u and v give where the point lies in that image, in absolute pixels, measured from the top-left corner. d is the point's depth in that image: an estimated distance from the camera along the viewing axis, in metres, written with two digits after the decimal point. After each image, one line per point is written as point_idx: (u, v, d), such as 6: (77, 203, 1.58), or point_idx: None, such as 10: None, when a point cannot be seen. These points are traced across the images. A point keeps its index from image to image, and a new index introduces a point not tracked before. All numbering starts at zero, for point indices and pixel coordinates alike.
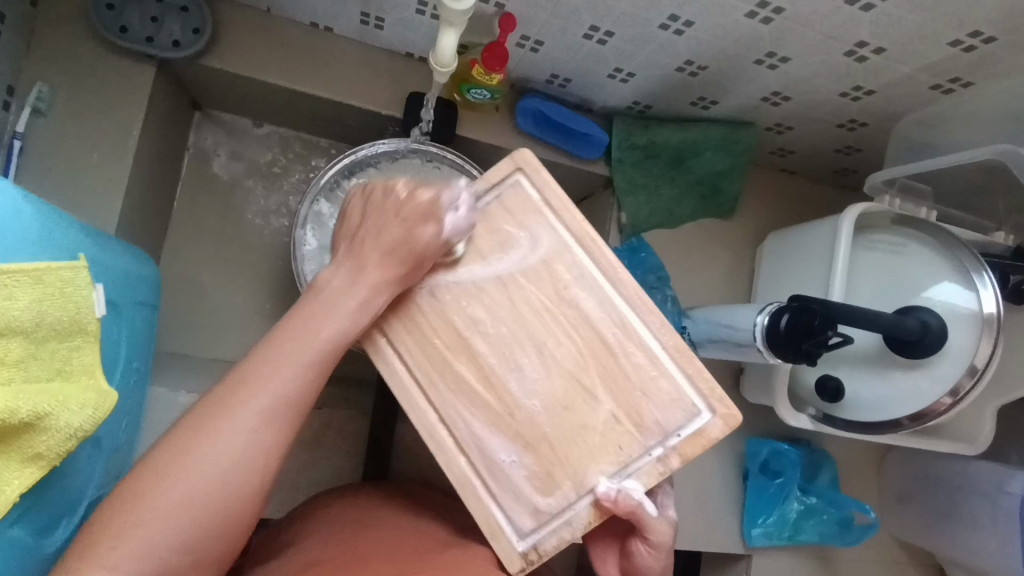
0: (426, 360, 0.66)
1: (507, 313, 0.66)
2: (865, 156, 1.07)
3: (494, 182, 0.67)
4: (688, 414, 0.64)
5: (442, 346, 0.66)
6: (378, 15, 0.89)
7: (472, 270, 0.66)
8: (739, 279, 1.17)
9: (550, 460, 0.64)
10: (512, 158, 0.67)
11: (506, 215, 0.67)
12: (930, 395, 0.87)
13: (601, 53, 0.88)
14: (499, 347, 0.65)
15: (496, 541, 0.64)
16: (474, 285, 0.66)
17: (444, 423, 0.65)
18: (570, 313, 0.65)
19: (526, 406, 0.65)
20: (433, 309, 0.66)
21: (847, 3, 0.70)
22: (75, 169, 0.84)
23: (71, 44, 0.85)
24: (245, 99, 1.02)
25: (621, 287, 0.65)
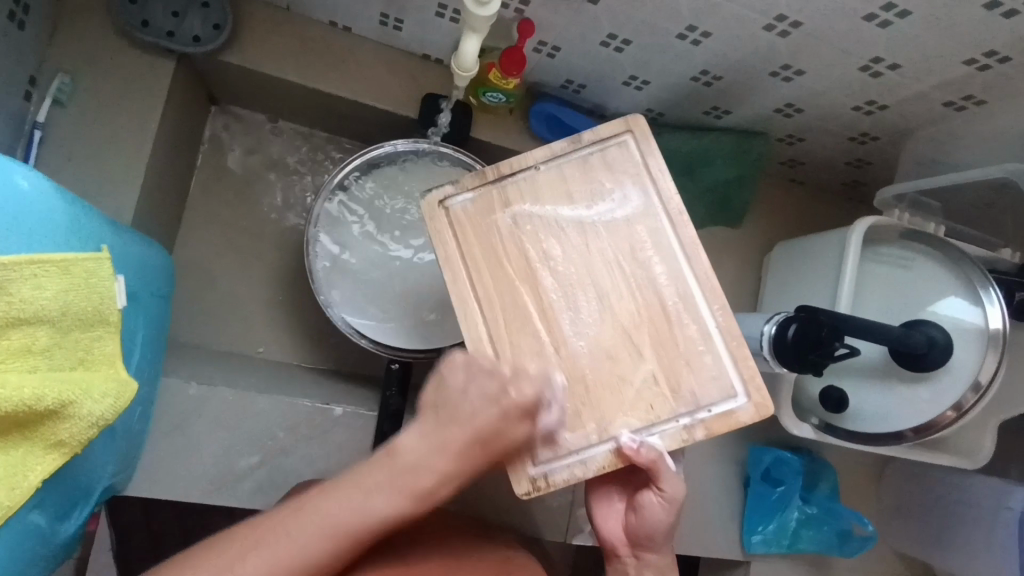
0: (485, 267, 0.65)
1: (573, 252, 0.65)
2: (874, 169, 1.08)
3: (602, 137, 0.67)
4: (723, 394, 0.62)
5: (505, 263, 0.65)
6: (397, 16, 0.90)
7: (547, 202, 0.66)
8: (745, 288, 1.18)
9: (580, 401, 0.62)
10: (626, 120, 0.67)
11: (605, 168, 0.67)
12: (940, 399, 0.88)
13: (617, 61, 0.89)
14: (559, 285, 0.64)
15: (509, 463, 0.62)
16: (545, 221, 0.66)
17: (494, 339, 0.64)
18: (638, 271, 0.65)
19: (575, 345, 0.63)
20: (507, 232, 0.66)
21: (864, 19, 0.70)
22: (94, 160, 0.84)
23: (93, 37, 0.86)
24: (262, 96, 1.03)
25: (694, 262, 0.64)
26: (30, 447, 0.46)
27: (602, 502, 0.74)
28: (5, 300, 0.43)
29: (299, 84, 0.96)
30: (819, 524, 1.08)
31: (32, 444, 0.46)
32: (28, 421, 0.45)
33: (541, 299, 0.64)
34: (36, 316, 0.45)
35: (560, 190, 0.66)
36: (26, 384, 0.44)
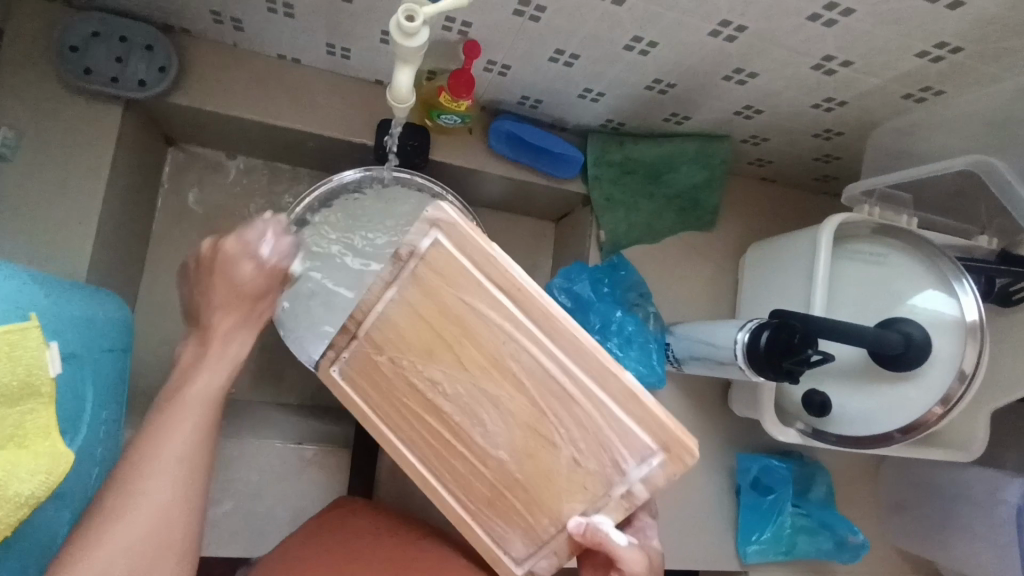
0: (389, 409, 0.70)
1: (455, 375, 0.65)
2: (844, 164, 1.06)
3: (413, 246, 0.64)
4: (642, 454, 0.61)
5: (404, 399, 0.68)
6: (344, 45, 0.89)
7: (415, 348, 0.66)
8: (724, 291, 1.16)
9: (524, 501, 0.65)
10: (424, 218, 0.62)
11: (438, 279, 0.64)
12: (917, 409, 0.86)
13: (569, 74, 0.87)
14: (458, 406, 0.66)
15: (496, 566, 0.69)
16: (422, 359, 0.66)
17: (425, 461, 0.70)
18: (509, 372, 0.63)
19: (493, 457, 0.65)
20: (393, 375, 0.68)
21: (809, 19, 0.68)
22: (44, 213, 0.83)
23: (32, 87, 0.84)
24: (216, 133, 1.01)
25: (559, 339, 0.60)
26: None
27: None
28: None
29: (251, 120, 0.95)
30: (815, 528, 1.06)
31: None
32: None
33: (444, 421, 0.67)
34: None
35: (415, 320, 0.66)
36: None
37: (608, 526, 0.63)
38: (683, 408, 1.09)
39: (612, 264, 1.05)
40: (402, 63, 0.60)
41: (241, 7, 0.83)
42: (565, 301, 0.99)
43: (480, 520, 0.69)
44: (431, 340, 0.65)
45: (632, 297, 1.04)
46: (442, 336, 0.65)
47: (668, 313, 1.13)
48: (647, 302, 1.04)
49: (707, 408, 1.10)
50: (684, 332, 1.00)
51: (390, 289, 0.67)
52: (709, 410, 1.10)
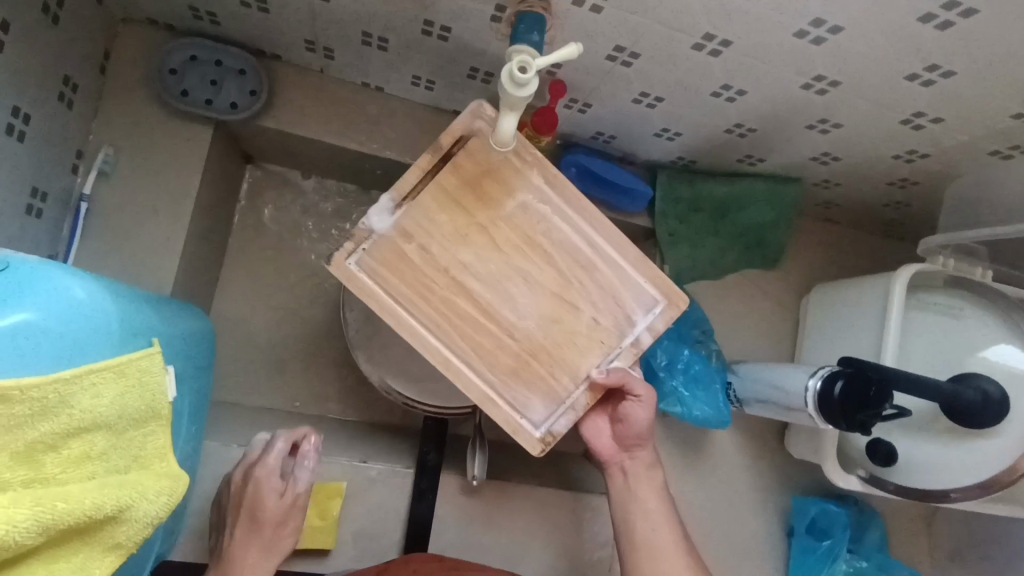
0: (414, 293, 0.67)
1: (488, 254, 0.68)
2: (914, 210, 1.05)
3: (456, 135, 0.66)
4: (650, 306, 0.71)
5: (432, 286, 0.67)
6: (429, 78, 0.91)
7: (448, 229, 0.68)
8: (783, 330, 1.15)
9: (549, 366, 0.70)
10: (472, 110, 0.66)
11: (476, 165, 0.67)
12: (985, 472, 0.85)
13: (649, 115, 0.88)
14: (488, 283, 0.68)
15: (518, 436, 0.70)
16: (456, 241, 0.68)
17: (448, 345, 0.68)
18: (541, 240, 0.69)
19: (522, 327, 0.69)
20: (423, 260, 0.67)
21: (906, 79, 0.69)
22: (137, 228, 0.87)
23: (133, 108, 0.88)
24: (296, 154, 1.04)
25: (584, 213, 0.69)
26: (86, 553, 0.46)
27: (591, 424, 0.81)
28: (69, 412, 0.44)
29: (332, 144, 0.97)
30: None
31: (89, 550, 0.46)
32: (87, 528, 0.45)
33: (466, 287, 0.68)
34: (95, 423, 0.46)
35: (449, 202, 0.67)
36: (87, 493, 0.45)
37: (625, 368, 0.71)
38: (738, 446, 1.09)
39: None
40: (507, 109, 0.61)
41: (336, 39, 0.85)
42: None
43: (501, 391, 0.69)
44: (466, 223, 0.68)
45: (695, 333, 1.04)
46: (477, 219, 0.68)
47: (727, 350, 1.13)
48: (709, 339, 1.05)
49: (762, 447, 1.10)
50: (749, 372, 1.00)
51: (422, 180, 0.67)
52: (764, 449, 1.10)
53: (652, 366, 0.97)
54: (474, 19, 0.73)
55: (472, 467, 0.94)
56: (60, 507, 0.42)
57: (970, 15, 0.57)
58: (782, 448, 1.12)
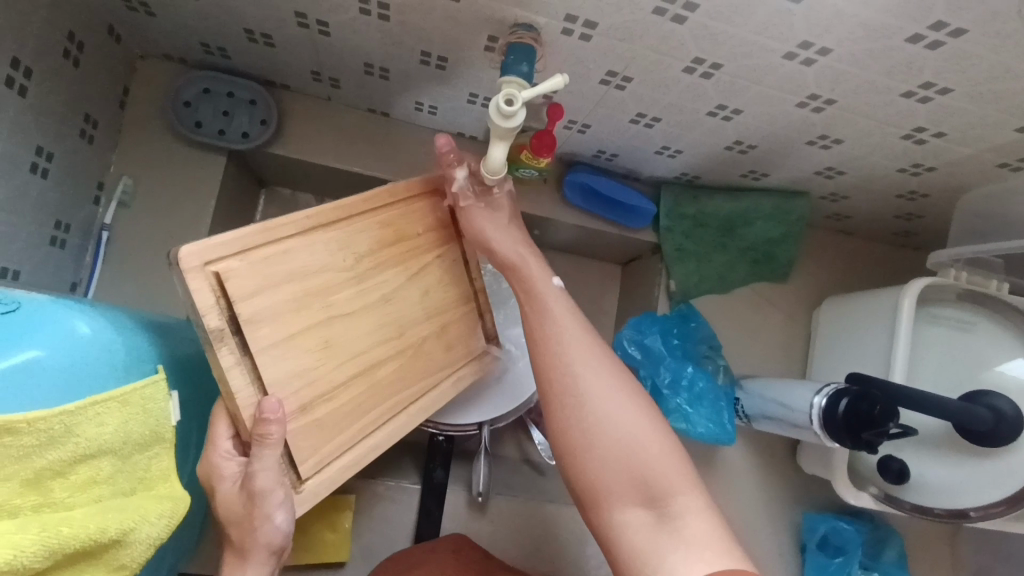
0: (355, 406, 0.66)
1: (359, 300, 0.66)
2: (927, 221, 1.03)
3: (217, 297, 0.55)
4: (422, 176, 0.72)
5: (343, 380, 0.65)
6: (431, 104, 0.93)
7: (307, 340, 0.61)
8: (794, 343, 1.14)
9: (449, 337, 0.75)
10: (191, 271, 0.53)
11: (284, 276, 0.59)
12: (996, 493, 0.82)
13: (648, 134, 0.89)
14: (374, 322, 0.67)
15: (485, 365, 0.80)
16: (350, 326, 0.65)
17: (401, 386, 0.71)
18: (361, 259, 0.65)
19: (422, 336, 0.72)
20: (330, 372, 0.63)
21: (902, 97, 0.68)
22: (154, 255, 0.91)
23: (152, 140, 0.93)
24: (306, 179, 1.07)
25: (294, 228, 0.60)
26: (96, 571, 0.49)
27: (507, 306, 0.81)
28: (75, 441, 0.47)
29: (339, 169, 1.00)
30: None
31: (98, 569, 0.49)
32: (93, 551, 0.48)
33: (366, 346, 0.66)
34: (99, 451, 0.49)
35: (288, 320, 0.60)
36: (90, 518, 0.47)
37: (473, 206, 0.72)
38: (748, 462, 1.07)
39: (682, 314, 1.06)
40: (495, 140, 0.63)
41: (339, 70, 0.88)
42: (634, 354, 1.01)
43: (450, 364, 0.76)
44: (313, 318, 0.62)
45: (702, 349, 1.05)
46: (318, 306, 0.62)
47: (736, 364, 1.12)
48: (716, 355, 1.05)
49: (775, 462, 1.08)
50: (758, 388, 0.98)
51: (239, 360, 0.57)
52: (777, 465, 1.09)
53: (656, 385, 0.99)
54: (468, 49, 0.75)
55: (478, 481, 0.95)
56: (64, 532, 0.45)
57: (959, 36, 0.57)
58: (795, 464, 1.10)
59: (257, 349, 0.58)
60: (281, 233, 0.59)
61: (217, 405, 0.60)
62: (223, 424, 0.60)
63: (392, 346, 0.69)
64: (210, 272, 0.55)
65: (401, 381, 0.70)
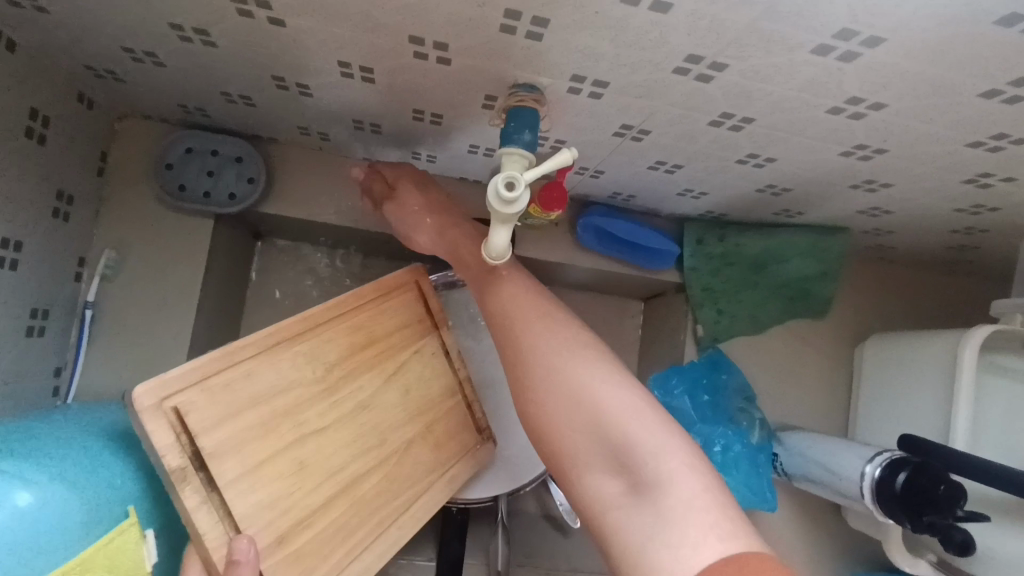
0: (342, 529, 0.66)
1: (331, 420, 0.66)
2: (984, 253, 0.93)
3: (173, 440, 0.55)
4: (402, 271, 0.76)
5: (314, 506, 0.64)
6: (429, 153, 0.85)
7: (279, 471, 0.61)
8: (835, 384, 1.05)
9: (436, 434, 0.75)
10: (145, 411, 0.54)
11: (246, 398, 0.60)
12: None
13: (670, 179, 0.80)
14: (356, 437, 0.67)
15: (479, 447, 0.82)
16: (332, 447, 0.65)
17: (390, 496, 0.70)
18: (332, 373, 0.66)
19: (401, 438, 0.71)
20: (314, 492, 0.64)
21: (969, 146, 0.58)
22: (143, 330, 0.85)
23: (135, 207, 0.87)
24: (303, 232, 1.01)
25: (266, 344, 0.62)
26: None
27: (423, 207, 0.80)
28: None
29: (335, 223, 0.93)
30: None
31: None
32: None
33: (343, 462, 0.66)
34: None
35: (258, 446, 0.60)
36: None
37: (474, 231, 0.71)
38: (789, 519, 0.99)
39: (712, 361, 0.98)
40: (497, 224, 0.55)
41: (328, 125, 0.80)
42: None
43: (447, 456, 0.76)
44: (283, 441, 0.62)
45: (736, 402, 0.97)
46: (285, 429, 0.62)
47: (772, 410, 1.04)
48: (751, 407, 0.96)
49: (818, 517, 1.00)
50: (800, 448, 0.90)
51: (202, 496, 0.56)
52: (821, 520, 1.00)
53: None
54: (466, 106, 0.67)
55: (496, 559, 0.89)
56: None
57: None
58: (839, 518, 1.01)
59: (222, 482, 0.57)
60: (245, 355, 0.60)
61: (191, 546, 0.60)
62: (196, 564, 0.59)
63: (372, 456, 0.68)
64: (167, 410, 0.55)
65: (386, 493, 0.70)
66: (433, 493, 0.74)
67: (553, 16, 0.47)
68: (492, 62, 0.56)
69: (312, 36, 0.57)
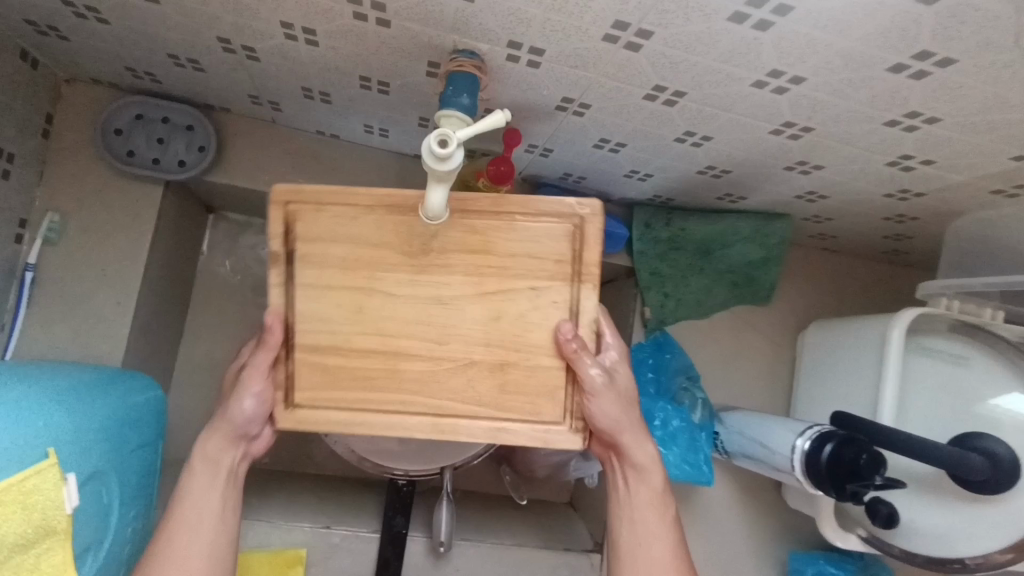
0: (352, 392, 0.63)
1: (410, 297, 0.61)
2: (917, 242, 0.97)
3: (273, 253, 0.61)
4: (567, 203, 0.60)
5: (342, 360, 0.62)
6: (381, 127, 0.86)
7: (332, 308, 0.61)
8: (778, 368, 1.08)
9: (524, 354, 0.62)
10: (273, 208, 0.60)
11: (371, 233, 0.60)
12: (985, 545, 0.75)
13: (615, 159, 0.82)
14: (420, 318, 0.62)
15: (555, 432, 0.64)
16: (394, 317, 0.61)
17: (433, 395, 0.63)
18: (500, 260, 0.61)
19: (467, 338, 0.62)
20: (342, 340, 0.62)
21: (886, 125, 0.61)
22: (85, 296, 0.84)
23: (80, 170, 0.86)
24: (256, 206, 1.01)
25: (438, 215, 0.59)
26: None
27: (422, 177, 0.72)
28: None
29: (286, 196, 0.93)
30: None
31: None
32: None
33: (398, 333, 0.62)
34: None
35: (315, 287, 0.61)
36: None
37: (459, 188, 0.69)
38: (730, 498, 1.02)
39: (657, 342, 1.01)
40: (431, 182, 0.56)
41: (279, 94, 0.81)
42: None
43: (514, 386, 0.63)
44: (348, 287, 0.61)
45: (679, 381, 0.99)
46: (355, 280, 0.61)
47: (717, 393, 1.06)
48: (694, 387, 0.99)
49: (758, 497, 1.03)
50: (738, 427, 0.93)
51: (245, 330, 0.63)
52: (762, 500, 1.03)
53: None
54: (411, 74, 0.68)
55: (439, 531, 0.89)
56: None
57: (947, 65, 0.50)
58: (779, 498, 1.04)
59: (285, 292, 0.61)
60: (331, 200, 0.60)
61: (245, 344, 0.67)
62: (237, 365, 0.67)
63: (423, 342, 0.62)
64: (283, 211, 0.60)
65: (430, 382, 0.63)
66: (480, 413, 0.63)
67: None
68: (430, 26, 0.57)
69: None
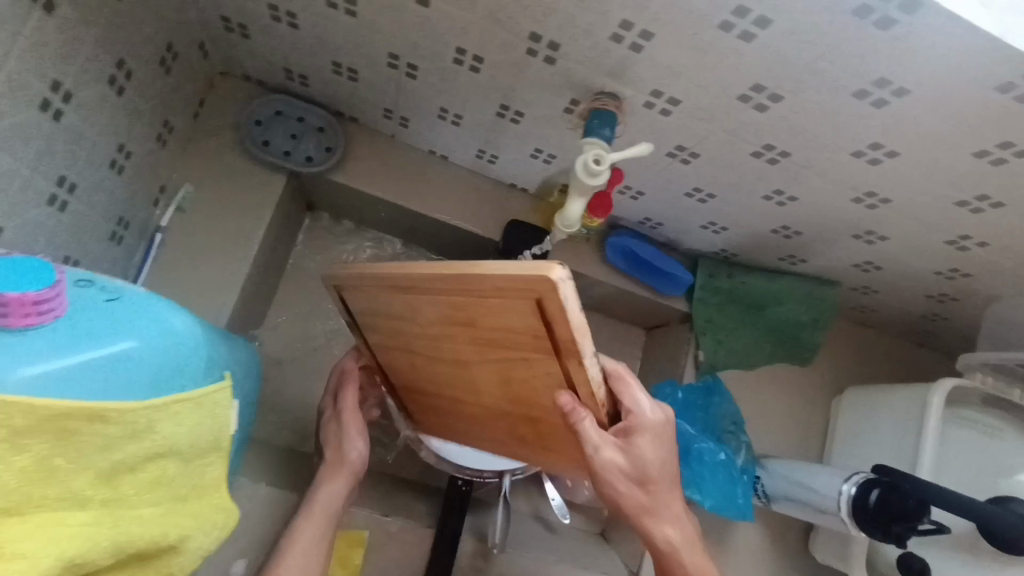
0: (442, 399, 0.77)
1: (436, 343, 0.61)
2: (951, 324, 1.06)
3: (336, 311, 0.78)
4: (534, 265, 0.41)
5: (424, 376, 0.74)
6: (493, 153, 0.96)
7: (388, 343, 0.72)
8: (812, 428, 1.15)
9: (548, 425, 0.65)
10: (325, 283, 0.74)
11: (373, 305, 0.66)
12: None
13: (699, 209, 0.93)
14: (447, 354, 0.62)
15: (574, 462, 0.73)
16: (436, 362, 0.67)
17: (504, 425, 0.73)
18: (490, 322, 0.51)
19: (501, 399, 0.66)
20: (405, 360, 0.73)
21: (956, 204, 0.72)
22: (201, 263, 0.91)
23: (218, 152, 0.95)
24: (355, 209, 1.10)
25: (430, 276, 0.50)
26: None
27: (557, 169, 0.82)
28: (151, 439, 0.46)
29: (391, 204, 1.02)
30: None
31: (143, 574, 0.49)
32: (149, 555, 0.48)
33: (449, 370, 0.66)
34: (171, 450, 0.48)
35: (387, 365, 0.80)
36: (153, 521, 0.47)
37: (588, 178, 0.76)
38: (760, 545, 1.06)
39: (708, 386, 1.08)
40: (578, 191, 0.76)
41: (413, 111, 0.91)
42: None
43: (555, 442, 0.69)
44: (386, 327, 0.68)
45: (725, 425, 1.06)
46: (389, 331, 0.69)
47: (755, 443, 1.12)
48: (739, 431, 1.05)
49: (786, 547, 1.07)
50: (780, 471, 0.98)
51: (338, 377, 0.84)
52: (788, 551, 1.07)
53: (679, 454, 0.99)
54: (548, 108, 0.79)
55: (495, 534, 0.94)
56: (130, 533, 0.45)
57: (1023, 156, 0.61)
58: (805, 552, 1.09)
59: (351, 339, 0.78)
60: (357, 278, 0.64)
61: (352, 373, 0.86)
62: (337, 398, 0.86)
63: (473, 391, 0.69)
64: (332, 284, 0.73)
65: (489, 415, 0.72)
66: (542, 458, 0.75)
67: (658, 31, 0.59)
68: (589, 67, 0.68)
69: (445, 20, 0.68)
